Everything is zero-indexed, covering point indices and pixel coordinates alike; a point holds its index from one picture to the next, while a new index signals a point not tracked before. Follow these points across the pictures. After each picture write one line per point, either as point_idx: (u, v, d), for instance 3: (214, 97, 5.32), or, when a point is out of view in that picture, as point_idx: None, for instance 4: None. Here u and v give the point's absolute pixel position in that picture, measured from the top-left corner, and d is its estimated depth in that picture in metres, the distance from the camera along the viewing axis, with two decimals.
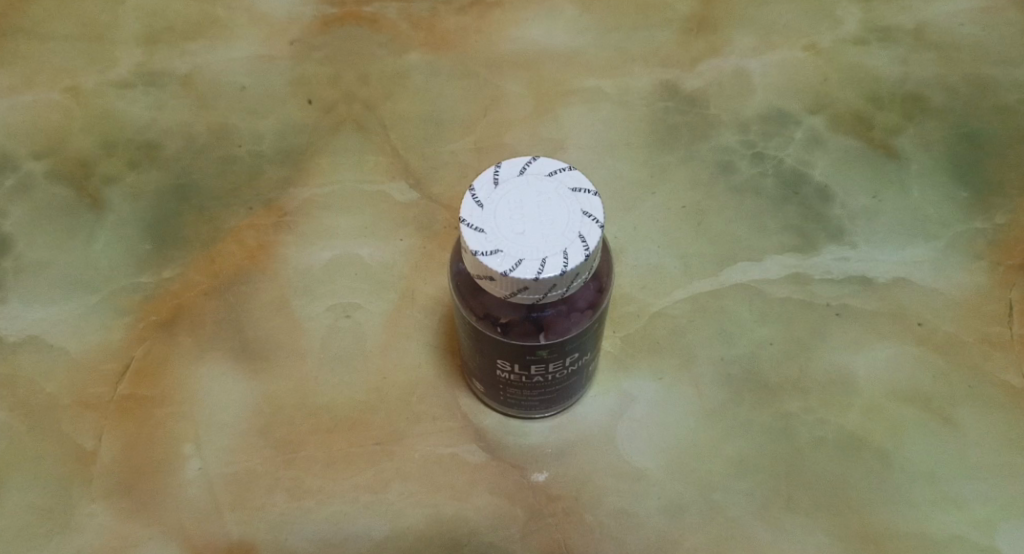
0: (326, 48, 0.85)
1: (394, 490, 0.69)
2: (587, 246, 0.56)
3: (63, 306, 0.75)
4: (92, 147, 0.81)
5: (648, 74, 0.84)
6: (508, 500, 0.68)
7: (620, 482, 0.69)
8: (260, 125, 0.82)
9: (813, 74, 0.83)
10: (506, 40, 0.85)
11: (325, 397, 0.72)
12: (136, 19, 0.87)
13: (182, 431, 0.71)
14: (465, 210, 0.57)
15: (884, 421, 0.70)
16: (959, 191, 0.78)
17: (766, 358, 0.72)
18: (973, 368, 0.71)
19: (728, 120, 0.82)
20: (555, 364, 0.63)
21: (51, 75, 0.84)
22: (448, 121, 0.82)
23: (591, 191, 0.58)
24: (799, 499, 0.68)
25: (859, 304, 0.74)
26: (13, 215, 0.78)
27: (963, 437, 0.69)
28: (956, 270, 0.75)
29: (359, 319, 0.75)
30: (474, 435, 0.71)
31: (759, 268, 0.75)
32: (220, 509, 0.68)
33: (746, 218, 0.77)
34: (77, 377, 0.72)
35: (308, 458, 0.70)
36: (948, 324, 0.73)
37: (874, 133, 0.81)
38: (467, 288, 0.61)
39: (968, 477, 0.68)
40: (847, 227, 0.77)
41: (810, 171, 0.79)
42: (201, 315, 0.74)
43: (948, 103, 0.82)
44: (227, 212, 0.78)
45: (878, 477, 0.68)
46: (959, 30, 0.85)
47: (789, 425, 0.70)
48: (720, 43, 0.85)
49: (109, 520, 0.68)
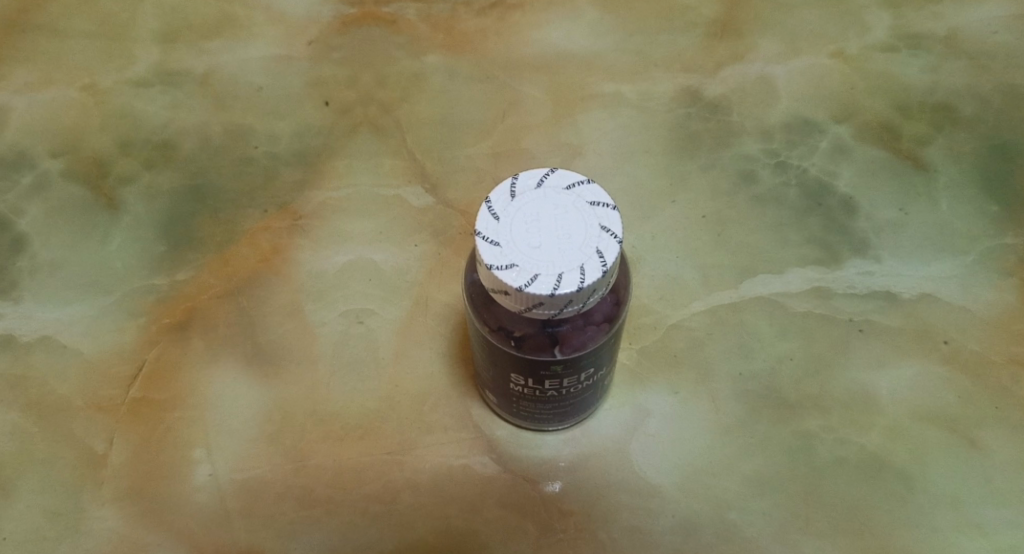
0: (345, 49, 0.84)
1: (404, 502, 0.68)
2: (604, 262, 0.55)
3: (76, 307, 0.74)
4: (108, 147, 0.80)
5: (670, 80, 0.82)
6: (520, 515, 0.67)
7: (634, 499, 0.68)
8: (276, 127, 0.81)
9: (839, 82, 0.82)
10: (526, 43, 0.84)
11: (337, 405, 0.71)
12: (153, 16, 0.86)
13: (193, 436, 0.70)
14: (481, 223, 0.56)
15: (907, 442, 0.68)
16: (989, 205, 0.76)
17: (786, 374, 0.71)
18: (1000, 389, 0.69)
19: (752, 128, 0.80)
20: (569, 378, 0.62)
21: (69, 72, 0.83)
22: (466, 125, 0.81)
23: (610, 205, 0.56)
24: (817, 520, 0.66)
25: (882, 320, 0.72)
26: (29, 213, 0.78)
27: (988, 461, 0.67)
28: (984, 286, 0.73)
29: (371, 326, 0.74)
30: (486, 446, 0.70)
31: (780, 281, 0.74)
32: (229, 515, 0.68)
33: (768, 229, 0.76)
34: (89, 380, 0.72)
35: (318, 466, 0.69)
36: (975, 343, 0.71)
37: (901, 143, 0.79)
38: (481, 300, 0.59)
39: (993, 502, 0.66)
40: (872, 240, 0.75)
41: (834, 181, 0.78)
42: (213, 318, 0.74)
43: (979, 114, 0.80)
44: (242, 215, 0.77)
45: (900, 500, 0.67)
46: (991, 38, 0.83)
47: (809, 444, 0.69)
48: (744, 49, 0.83)
49: (118, 525, 0.67)
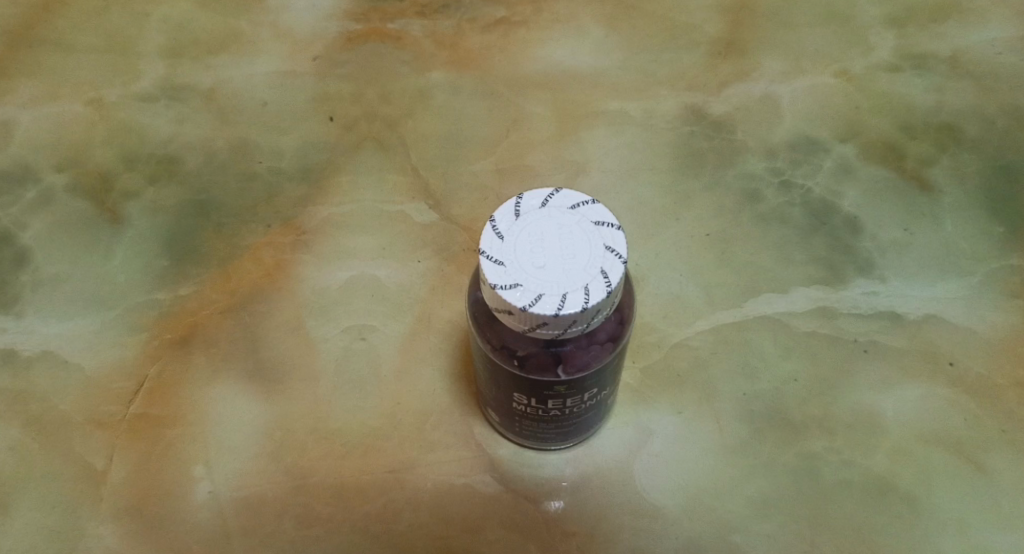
0: (350, 65, 0.84)
1: (405, 521, 0.67)
2: (608, 283, 0.54)
3: (78, 322, 0.74)
4: (113, 161, 0.80)
5: (675, 97, 0.82)
6: (522, 535, 0.67)
7: (638, 520, 0.67)
8: (280, 142, 0.81)
9: (844, 101, 0.82)
10: (531, 60, 0.84)
11: (338, 422, 0.71)
12: (160, 31, 0.86)
13: (193, 453, 0.70)
14: (485, 241, 0.56)
15: (913, 464, 0.68)
16: (995, 227, 0.76)
17: (791, 395, 0.70)
18: (1006, 412, 0.69)
19: (756, 146, 0.80)
20: (573, 398, 0.62)
21: (74, 86, 0.83)
22: (470, 141, 0.81)
23: (615, 225, 0.56)
24: (822, 543, 0.66)
25: (887, 341, 0.72)
26: (33, 227, 0.78)
27: (995, 485, 0.67)
28: (990, 308, 0.73)
29: (374, 342, 0.73)
30: (488, 465, 0.69)
31: (785, 299, 0.74)
32: (229, 534, 0.67)
33: (772, 248, 0.76)
34: (91, 396, 0.71)
35: (319, 485, 0.69)
36: (981, 365, 0.71)
37: (905, 163, 0.79)
38: (484, 318, 0.59)
39: (999, 526, 0.66)
40: (877, 261, 0.75)
41: (839, 201, 0.77)
42: (215, 334, 0.73)
43: (984, 135, 0.80)
44: (245, 230, 0.77)
45: (905, 524, 0.66)
46: (996, 59, 0.83)
47: (814, 466, 0.68)
48: (749, 68, 0.83)
49: (117, 543, 0.67)
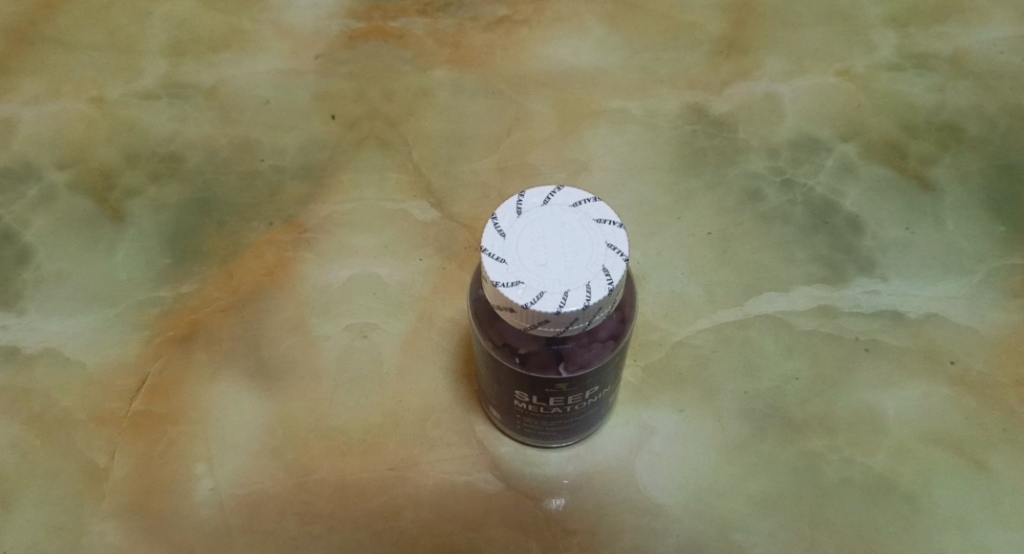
0: (352, 64, 0.84)
1: (406, 518, 0.67)
2: (610, 281, 0.54)
3: (80, 320, 0.74)
4: (115, 159, 0.80)
5: (676, 96, 0.82)
6: (523, 533, 0.67)
7: (639, 518, 0.67)
8: (282, 140, 0.81)
9: (846, 100, 0.82)
10: (533, 58, 0.84)
11: (339, 420, 0.71)
12: (162, 29, 0.86)
13: (195, 450, 0.70)
14: (487, 239, 0.56)
15: (914, 463, 0.68)
16: (997, 226, 0.76)
17: (792, 394, 0.70)
18: (1007, 411, 0.69)
19: (757, 145, 0.80)
20: (574, 396, 0.62)
21: (76, 84, 0.84)
22: (472, 140, 0.81)
23: (616, 223, 0.56)
24: (823, 541, 0.66)
25: (888, 340, 0.72)
26: (34, 225, 0.78)
27: (995, 484, 0.67)
28: (991, 308, 0.73)
29: (375, 340, 0.73)
30: (489, 463, 0.70)
31: (786, 298, 0.74)
32: (231, 531, 0.67)
33: (773, 247, 0.76)
34: (93, 393, 0.71)
35: (320, 482, 0.69)
36: (982, 364, 0.71)
37: (907, 162, 0.79)
38: (485, 316, 0.59)
39: (1000, 526, 0.66)
40: (878, 260, 0.75)
41: (841, 200, 0.78)
42: (217, 332, 0.73)
43: (986, 134, 0.80)
44: (247, 228, 0.77)
45: (905, 523, 0.66)
46: (998, 58, 0.83)
47: (815, 464, 0.68)
48: (751, 67, 0.83)
49: (118, 540, 0.67)
